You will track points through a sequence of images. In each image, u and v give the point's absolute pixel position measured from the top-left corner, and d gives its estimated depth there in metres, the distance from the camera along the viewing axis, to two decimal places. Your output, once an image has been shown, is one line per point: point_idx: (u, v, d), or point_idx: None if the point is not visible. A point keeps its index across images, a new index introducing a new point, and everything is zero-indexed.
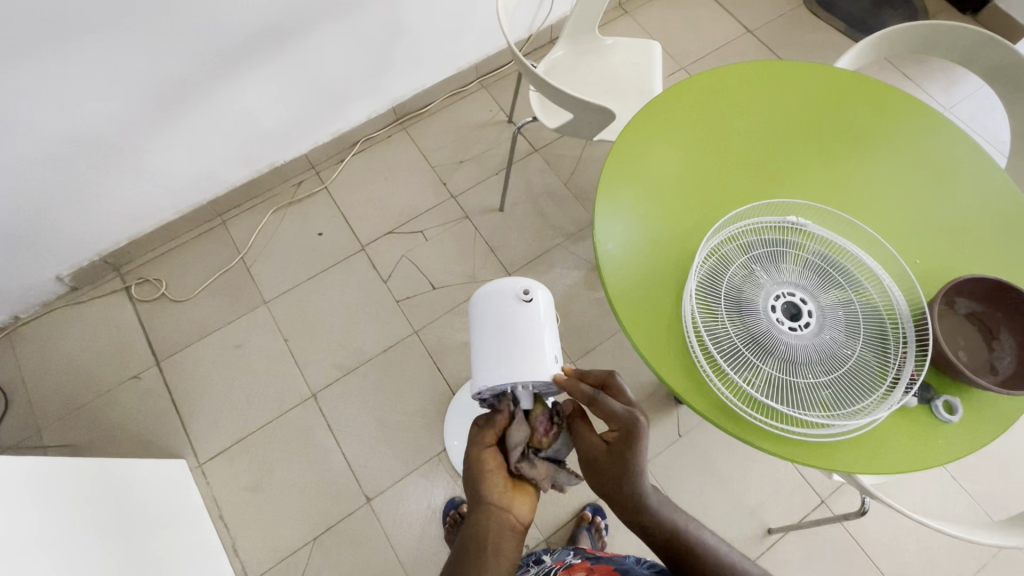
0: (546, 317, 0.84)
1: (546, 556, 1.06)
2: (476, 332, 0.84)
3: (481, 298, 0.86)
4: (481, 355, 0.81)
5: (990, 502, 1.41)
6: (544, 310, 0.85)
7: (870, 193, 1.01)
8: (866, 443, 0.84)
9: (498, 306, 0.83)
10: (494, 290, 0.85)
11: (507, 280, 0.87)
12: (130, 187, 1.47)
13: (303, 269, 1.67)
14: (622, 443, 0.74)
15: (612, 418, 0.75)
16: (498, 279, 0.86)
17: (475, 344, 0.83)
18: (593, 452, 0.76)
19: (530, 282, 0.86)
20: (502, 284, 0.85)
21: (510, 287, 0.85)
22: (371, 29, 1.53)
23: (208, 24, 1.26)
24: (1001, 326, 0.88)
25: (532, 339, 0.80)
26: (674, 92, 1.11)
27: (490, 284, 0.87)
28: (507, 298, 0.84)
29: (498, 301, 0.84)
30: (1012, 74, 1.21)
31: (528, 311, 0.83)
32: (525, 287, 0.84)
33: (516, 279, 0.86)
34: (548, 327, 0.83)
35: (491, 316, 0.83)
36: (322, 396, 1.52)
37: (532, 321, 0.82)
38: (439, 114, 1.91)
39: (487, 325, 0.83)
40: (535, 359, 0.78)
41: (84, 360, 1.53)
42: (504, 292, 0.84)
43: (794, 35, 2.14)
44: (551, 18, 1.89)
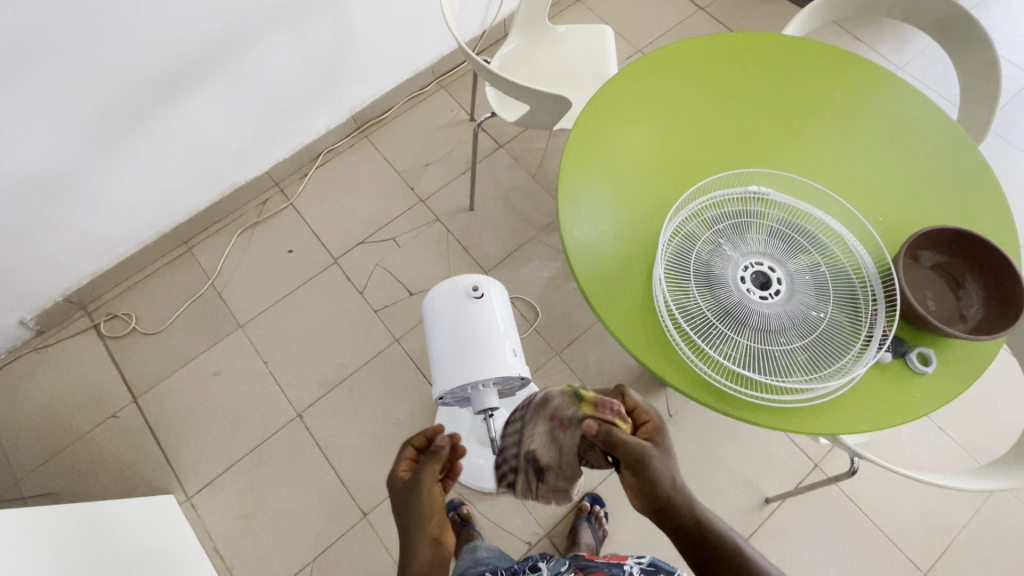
0: (498, 311, 0.92)
1: (542, 563, 0.97)
2: (433, 329, 0.93)
3: (435, 297, 0.94)
4: (440, 349, 0.91)
5: (976, 448, 1.44)
6: (496, 304, 0.93)
7: (828, 155, 1.02)
8: (846, 404, 0.85)
9: (452, 302, 0.92)
10: (448, 289, 0.94)
11: (459, 279, 0.95)
12: (86, 222, 1.43)
13: (276, 288, 1.64)
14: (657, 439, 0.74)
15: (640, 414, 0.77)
16: (450, 279, 0.94)
17: (433, 340, 0.92)
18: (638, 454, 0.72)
19: (479, 278, 0.95)
20: (453, 283, 0.93)
21: (461, 285, 0.94)
22: (319, 38, 1.50)
23: (146, 48, 1.23)
24: (965, 275, 0.89)
25: (485, 331, 0.89)
26: (627, 73, 1.10)
27: (444, 283, 0.96)
28: (457, 295, 0.92)
29: (450, 298, 0.92)
30: (955, 27, 1.23)
31: (479, 305, 0.92)
32: (475, 285, 0.93)
33: (466, 278, 0.95)
34: (500, 318, 0.92)
35: (446, 312, 0.91)
36: (308, 415, 1.49)
37: (485, 314, 0.91)
38: (400, 118, 1.89)
39: (443, 322, 0.91)
40: (491, 351, 0.87)
41: (59, 404, 1.49)
42: (455, 289, 0.93)
43: (746, 8, 2.15)
44: (503, 12, 1.88)
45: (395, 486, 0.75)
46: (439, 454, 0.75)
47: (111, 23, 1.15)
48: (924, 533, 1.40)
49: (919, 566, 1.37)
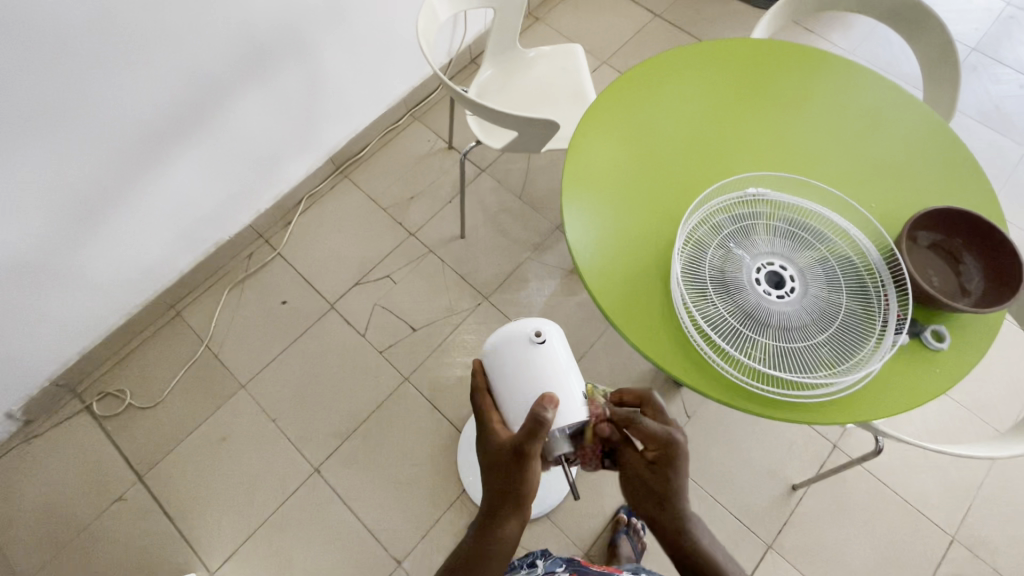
0: (562, 355, 0.85)
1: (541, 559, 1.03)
2: (497, 383, 0.84)
3: (495, 347, 0.86)
4: (508, 406, 0.83)
5: (979, 408, 1.50)
6: (558, 347, 0.86)
7: (815, 150, 1.06)
8: (873, 389, 0.87)
9: (515, 353, 0.84)
10: (505, 336, 0.86)
11: (516, 323, 0.87)
12: (68, 301, 1.37)
13: (275, 342, 1.59)
14: (661, 462, 0.78)
15: (652, 437, 0.78)
16: (507, 325, 0.86)
17: (500, 396, 0.84)
18: (636, 469, 0.81)
19: (539, 322, 0.87)
20: (511, 330, 0.86)
21: (521, 331, 0.85)
22: (292, 85, 1.49)
23: (117, 116, 1.19)
24: (962, 251, 0.93)
25: (556, 381, 0.82)
26: (612, 91, 1.12)
27: (501, 330, 0.87)
28: (520, 344, 0.84)
29: (511, 349, 0.84)
30: (908, 14, 1.30)
31: (544, 353, 0.84)
32: (537, 329, 0.85)
33: (523, 322, 0.87)
34: (566, 363, 0.85)
35: (509, 364, 0.84)
36: (326, 468, 1.45)
37: (550, 362, 0.84)
38: (378, 154, 1.88)
39: (508, 375, 0.84)
40: (566, 401, 0.81)
41: (58, 495, 1.41)
42: (515, 337, 0.85)
43: (699, 11, 2.23)
44: (469, 39, 1.90)
45: (491, 442, 0.80)
46: (543, 426, 0.74)
47: (83, 97, 1.12)
48: (945, 497, 1.44)
49: (946, 530, 1.41)
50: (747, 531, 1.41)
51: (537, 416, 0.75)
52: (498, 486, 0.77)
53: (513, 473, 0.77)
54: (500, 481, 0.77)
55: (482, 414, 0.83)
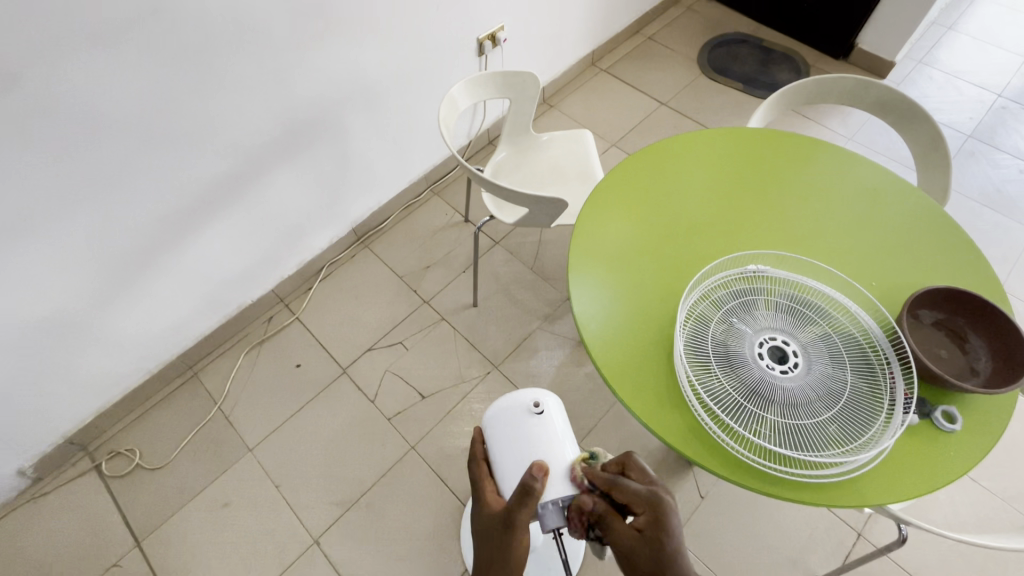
0: (560, 428, 0.87)
1: None
2: (494, 451, 0.86)
3: (495, 416, 0.89)
4: (504, 474, 0.83)
5: (1015, 497, 1.42)
6: (557, 419, 0.89)
7: (812, 230, 1.10)
8: (886, 470, 0.85)
9: (513, 423, 0.86)
10: (504, 406, 0.89)
11: (516, 395, 0.91)
12: (95, 358, 1.42)
13: (286, 405, 1.61)
14: (654, 528, 0.68)
15: (636, 500, 0.71)
16: (508, 396, 0.90)
17: (496, 462, 0.85)
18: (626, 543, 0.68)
19: (538, 393, 0.90)
20: (510, 401, 0.89)
21: (521, 402, 0.89)
22: (322, 163, 1.62)
23: (164, 188, 1.31)
24: (967, 329, 0.94)
25: (553, 450, 0.83)
26: (616, 173, 1.20)
27: (500, 401, 0.90)
28: (518, 414, 0.87)
29: (510, 418, 0.87)
30: (896, 107, 1.39)
31: (542, 424, 0.86)
32: (535, 400, 0.89)
33: (523, 393, 0.91)
34: (563, 436, 0.87)
35: (508, 433, 0.86)
36: (325, 540, 1.41)
37: (548, 433, 0.86)
38: (398, 226, 1.98)
39: (505, 442, 0.86)
40: (563, 469, 0.81)
41: (54, 558, 1.38)
42: (514, 408, 0.89)
43: (702, 100, 2.39)
44: (487, 124, 2.06)
45: (484, 510, 0.79)
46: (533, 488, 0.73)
47: (137, 174, 1.24)
48: None
49: None
50: None
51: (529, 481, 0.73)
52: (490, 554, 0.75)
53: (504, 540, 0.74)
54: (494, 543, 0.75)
55: (477, 485, 0.84)
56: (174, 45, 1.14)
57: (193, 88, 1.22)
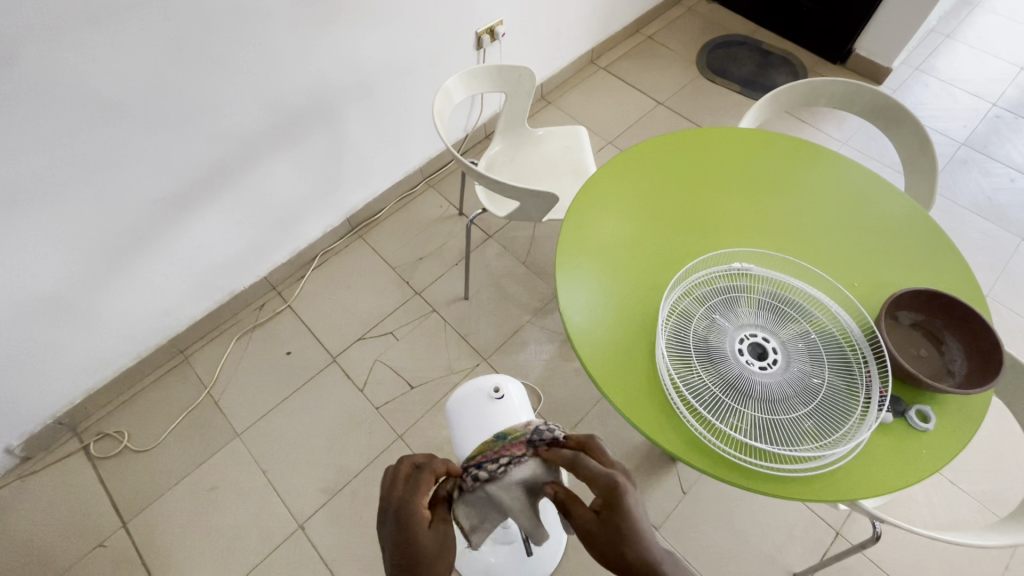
0: (516, 410, 1.00)
1: None
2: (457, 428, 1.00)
3: (460, 400, 1.02)
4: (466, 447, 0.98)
5: (991, 500, 1.44)
6: (514, 402, 1.01)
7: (798, 231, 1.12)
8: (859, 467, 0.86)
9: (476, 406, 0.99)
10: (470, 391, 1.02)
11: (480, 381, 1.03)
12: (85, 338, 1.43)
13: (275, 391, 1.62)
14: (610, 508, 0.63)
15: (593, 479, 0.66)
16: (472, 382, 1.03)
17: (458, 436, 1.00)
18: (585, 526, 0.63)
19: (498, 381, 1.02)
20: (474, 387, 1.02)
21: (483, 388, 1.02)
22: (317, 151, 1.62)
23: (157, 171, 1.31)
24: (944, 331, 0.95)
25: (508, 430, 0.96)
26: (607, 168, 1.21)
27: (465, 387, 1.03)
28: (480, 399, 1.00)
29: (473, 402, 1.00)
30: (887, 111, 1.40)
31: (501, 406, 0.99)
32: (495, 387, 1.01)
33: (486, 379, 1.03)
34: (520, 417, 0.99)
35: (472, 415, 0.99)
36: (310, 525, 1.42)
37: (505, 415, 0.98)
38: (392, 217, 1.99)
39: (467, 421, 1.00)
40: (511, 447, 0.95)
41: (39, 537, 1.39)
42: (477, 393, 1.01)
43: (699, 101, 2.40)
44: (484, 118, 2.07)
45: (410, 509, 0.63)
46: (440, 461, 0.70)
47: (131, 157, 1.25)
48: None
49: None
50: None
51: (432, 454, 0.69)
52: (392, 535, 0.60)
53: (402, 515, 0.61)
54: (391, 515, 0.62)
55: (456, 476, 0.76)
56: (172, 28, 1.15)
57: (190, 72, 1.23)
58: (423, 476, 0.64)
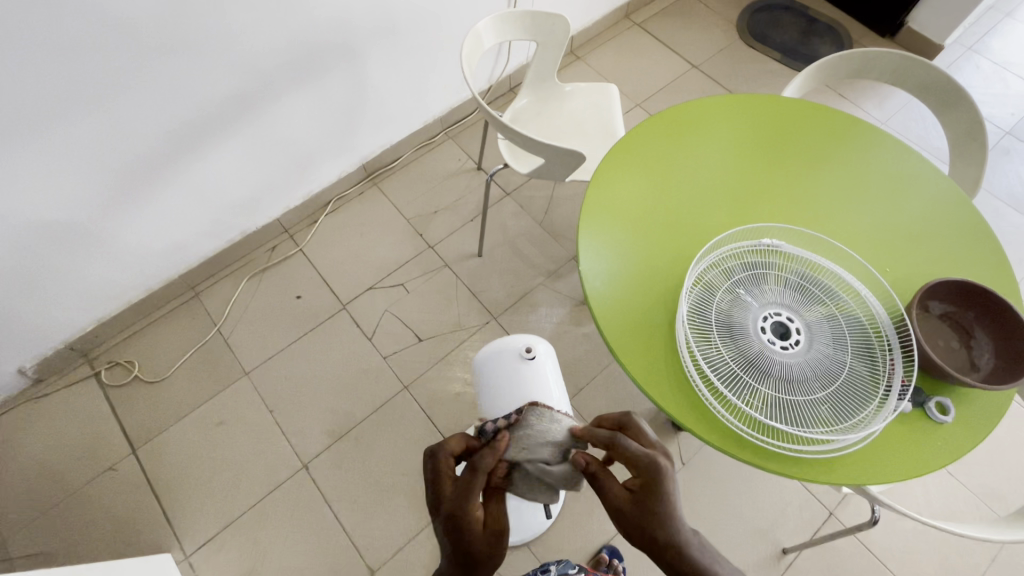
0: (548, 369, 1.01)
1: None
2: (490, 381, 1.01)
3: (491, 355, 1.03)
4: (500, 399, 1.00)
5: (987, 494, 1.45)
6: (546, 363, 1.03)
7: (834, 210, 1.07)
8: (871, 453, 0.85)
9: (507, 362, 1.01)
10: (501, 348, 1.03)
11: (511, 340, 1.05)
12: (96, 266, 1.42)
13: (284, 334, 1.63)
14: (646, 490, 0.68)
15: (634, 460, 0.70)
16: (505, 340, 1.03)
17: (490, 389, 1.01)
18: (615, 500, 0.69)
19: (531, 340, 1.04)
20: (507, 344, 1.03)
21: (515, 346, 1.02)
22: (337, 91, 1.56)
23: (170, 99, 1.26)
24: (974, 325, 0.92)
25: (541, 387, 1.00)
26: (639, 129, 1.16)
27: (496, 343, 1.04)
28: (513, 355, 1.01)
29: (505, 358, 1.02)
30: (940, 90, 1.32)
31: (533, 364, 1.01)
32: (528, 347, 1.03)
33: (518, 339, 1.04)
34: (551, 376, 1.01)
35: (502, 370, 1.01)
36: (314, 465, 1.45)
37: (539, 373, 1.01)
38: (409, 167, 1.94)
39: (501, 376, 1.01)
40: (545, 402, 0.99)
41: (53, 456, 1.43)
42: (509, 350, 1.03)
43: (736, 67, 2.29)
44: (510, 69, 1.98)
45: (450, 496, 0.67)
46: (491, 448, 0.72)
47: (144, 81, 1.19)
48: None
49: None
50: None
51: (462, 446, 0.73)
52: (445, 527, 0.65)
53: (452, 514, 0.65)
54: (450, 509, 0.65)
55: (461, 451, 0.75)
56: None
57: None
58: (476, 480, 0.67)
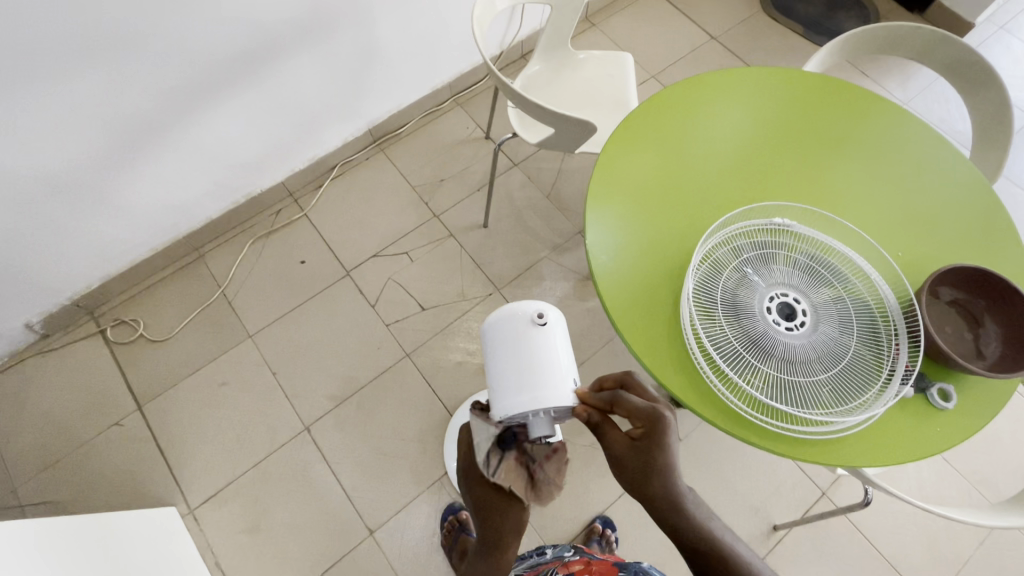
0: (561, 342, 0.81)
1: (547, 549, 1.17)
2: (490, 355, 0.82)
3: (494, 321, 0.83)
4: (501, 382, 0.79)
5: (980, 481, 1.46)
6: (559, 335, 0.82)
7: (849, 191, 1.04)
8: (869, 436, 0.86)
9: (513, 331, 0.80)
10: (505, 315, 0.82)
11: (518, 304, 0.83)
12: (100, 224, 1.41)
13: (288, 298, 1.63)
14: (649, 440, 0.72)
15: (637, 414, 0.74)
16: (510, 304, 0.82)
17: (490, 369, 0.81)
18: (618, 449, 0.74)
19: (542, 304, 0.83)
20: (514, 307, 0.83)
21: (523, 312, 0.82)
22: (345, 53, 1.52)
23: (174, 56, 1.23)
24: (983, 313, 0.91)
25: (554, 367, 0.78)
26: (653, 101, 1.13)
27: (502, 308, 0.84)
28: (520, 321, 0.81)
29: (511, 327, 0.81)
30: (968, 69, 1.27)
31: (544, 337, 0.80)
32: (539, 311, 0.82)
33: (526, 303, 0.83)
34: (564, 352, 0.81)
35: (505, 340, 0.81)
36: (316, 428, 1.48)
37: (550, 347, 0.80)
38: (416, 133, 1.90)
39: (505, 351, 0.80)
40: (559, 384, 0.77)
41: (60, 410, 1.46)
42: (517, 316, 0.82)
43: (756, 40, 2.21)
44: (522, 34, 1.91)
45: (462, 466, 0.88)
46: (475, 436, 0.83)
47: (147, 35, 1.16)
48: (930, 566, 1.40)
49: None
50: None
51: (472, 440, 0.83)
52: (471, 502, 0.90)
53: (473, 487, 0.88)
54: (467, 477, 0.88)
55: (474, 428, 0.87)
56: None
57: None
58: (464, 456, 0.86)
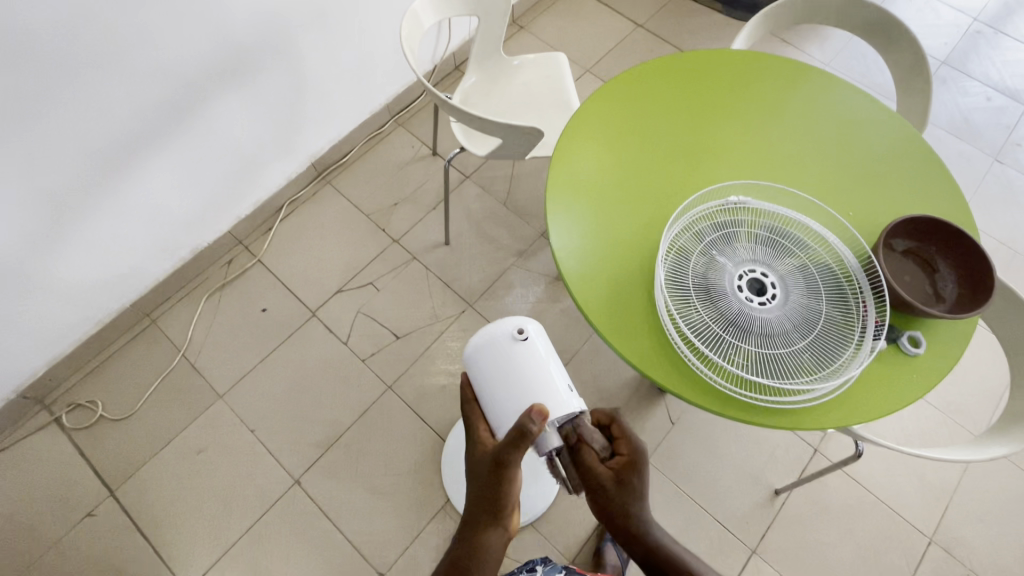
0: (546, 351, 0.81)
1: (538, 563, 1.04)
2: (481, 387, 0.81)
3: (475, 349, 0.82)
4: (497, 414, 0.79)
5: (955, 412, 1.54)
6: (543, 345, 0.82)
7: (793, 160, 1.08)
8: (852, 393, 0.88)
9: (497, 354, 0.79)
10: (484, 339, 0.81)
11: (496, 324, 0.82)
12: (38, 306, 1.32)
13: (256, 349, 1.56)
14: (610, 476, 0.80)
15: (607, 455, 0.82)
16: (488, 326, 0.81)
17: (486, 401, 0.80)
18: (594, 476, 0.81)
19: (519, 319, 0.82)
20: (491, 330, 0.81)
21: (502, 332, 0.81)
22: (274, 90, 1.47)
23: (90, 120, 1.16)
24: (936, 257, 0.95)
25: (546, 380, 0.78)
26: (596, 98, 1.13)
27: (479, 333, 0.82)
28: (501, 342, 0.80)
29: (493, 351, 0.80)
30: (882, 27, 1.34)
31: (528, 352, 0.80)
32: (516, 327, 0.81)
33: (502, 321, 0.82)
34: (552, 362, 0.81)
35: (492, 367, 0.80)
36: (306, 480, 1.42)
37: (537, 361, 0.79)
38: (361, 160, 1.86)
39: (494, 378, 0.79)
40: (555, 396, 0.77)
41: (22, 512, 1.35)
42: (496, 338, 0.81)
43: (679, 22, 2.27)
44: (452, 46, 1.90)
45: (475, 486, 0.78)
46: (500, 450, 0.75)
47: (57, 101, 1.09)
48: (923, 501, 1.46)
49: (925, 532, 1.43)
50: (731, 536, 1.42)
51: (495, 431, 0.80)
52: (469, 543, 0.78)
53: (498, 512, 0.78)
54: (482, 494, 0.78)
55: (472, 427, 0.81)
56: None
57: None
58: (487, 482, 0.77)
